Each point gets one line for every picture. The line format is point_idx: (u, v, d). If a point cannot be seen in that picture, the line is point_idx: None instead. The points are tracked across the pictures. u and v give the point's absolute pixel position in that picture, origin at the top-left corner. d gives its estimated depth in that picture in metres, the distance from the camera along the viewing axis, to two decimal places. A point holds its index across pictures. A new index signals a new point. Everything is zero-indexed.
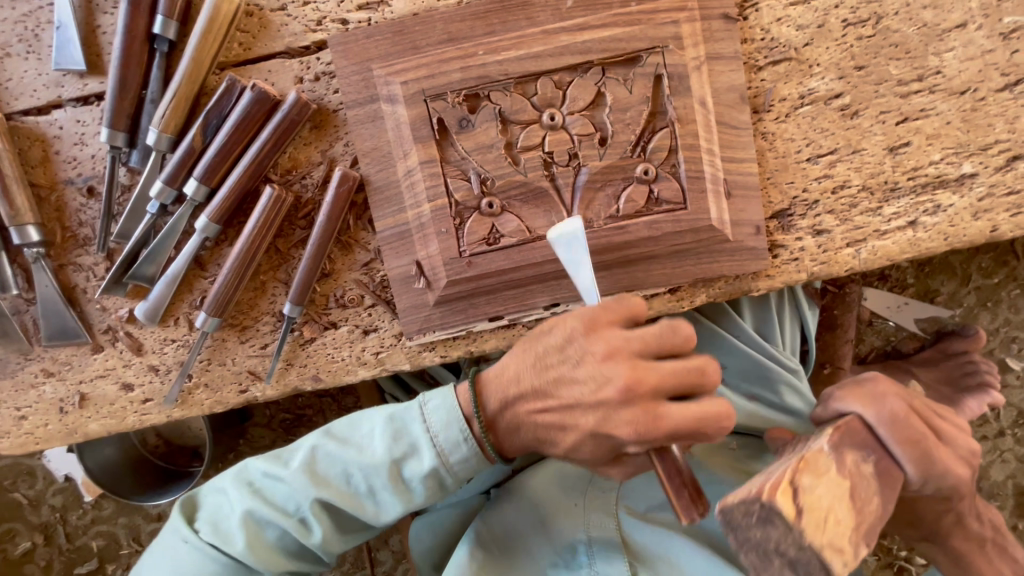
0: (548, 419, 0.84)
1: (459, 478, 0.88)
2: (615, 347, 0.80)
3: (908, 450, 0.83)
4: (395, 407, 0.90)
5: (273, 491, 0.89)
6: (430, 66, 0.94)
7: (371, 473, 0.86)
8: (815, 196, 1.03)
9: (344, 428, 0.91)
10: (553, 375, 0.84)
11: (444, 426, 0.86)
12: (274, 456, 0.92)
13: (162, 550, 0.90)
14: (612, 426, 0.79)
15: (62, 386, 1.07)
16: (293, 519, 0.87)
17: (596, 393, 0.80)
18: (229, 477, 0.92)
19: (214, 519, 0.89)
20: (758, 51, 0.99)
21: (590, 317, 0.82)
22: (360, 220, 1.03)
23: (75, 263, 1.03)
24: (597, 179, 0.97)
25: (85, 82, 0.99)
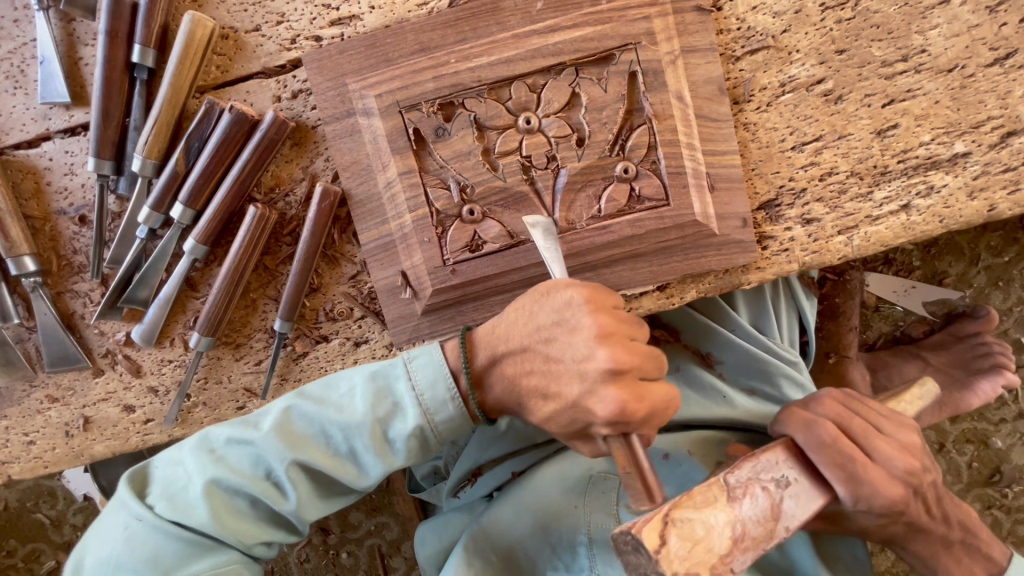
0: (534, 382, 0.85)
1: (444, 438, 0.87)
2: (609, 325, 0.81)
3: (838, 472, 0.86)
4: (376, 366, 0.88)
5: (237, 458, 0.84)
6: (404, 78, 0.94)
7: (352, 433, 0.84)
8: (803, 184, 1.01)
9: (319, 389, 0.88)
10: (543, 336, 0.84)
11: (430, 384, 0.84)
12: (237, 421, 0.87)
13: (111, 529, 0.84)
14: (595, 399, 0.79)
15: (67, 411, 1.10)
16: (266, 485, 0.83)
17: (582, 365, 0.81)
18: (188, 445, 0.87)
19: (171, 490, 0.83)
20: (734, 41, 0.98)
21: (591, 295, 0.82)
22: (344, 234, 1.04)
23: (72, 290, 1.06)
24: (577, 180, 0.96)
25: (71, 113, 1.02)
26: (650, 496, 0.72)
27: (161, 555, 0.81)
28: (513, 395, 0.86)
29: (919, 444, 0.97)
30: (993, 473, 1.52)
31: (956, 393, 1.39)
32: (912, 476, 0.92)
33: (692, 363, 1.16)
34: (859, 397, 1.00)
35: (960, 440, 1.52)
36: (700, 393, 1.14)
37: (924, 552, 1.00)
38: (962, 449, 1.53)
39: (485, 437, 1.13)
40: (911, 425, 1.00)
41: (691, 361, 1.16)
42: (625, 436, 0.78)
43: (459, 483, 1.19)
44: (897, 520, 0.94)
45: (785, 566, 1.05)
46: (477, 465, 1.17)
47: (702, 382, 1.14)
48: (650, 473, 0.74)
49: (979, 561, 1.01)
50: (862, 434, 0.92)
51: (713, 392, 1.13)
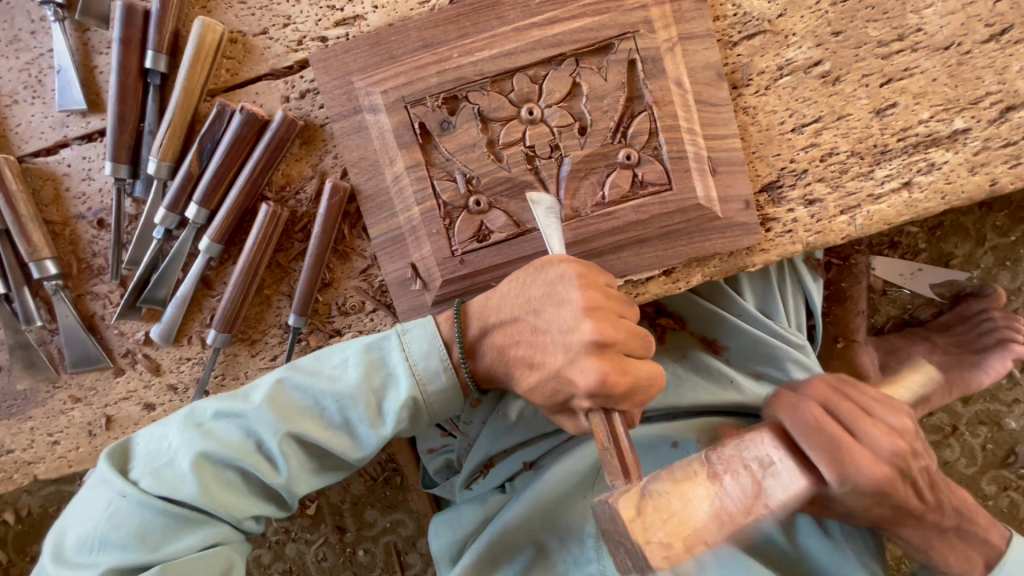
0: (520, 353, 0.88)
1: (435, 408, 0.90)
2: (596, 299, 0.83)
3: (819, 449, 0.83)
4: (368, 339, 0.90)
5: (226, 432, 0.85)
6: (409, 73, 0.96)
7: (345, 404, 0.86)
8: (804, 166, 1.02)
9: (311, 361, 0.90)
10: (534, 307, 0.86)
11: (425, 354, 0.88)
12: (225, 396, 0.89)
13: (92, 509, 0.84)
14: (575, 369, 0.82)
15: (90, 410, 1.13)
16: (257, 458, 0.85)
17: (568, 335, 0.84)
18: (173, 421, 0.88)
19: (157, 466, 0.84)
20: (731, 27, 0.99)
21: (585, 271, 0.85)
22: (354, 229, 1.06)
23: (91, 292, 1.09)
24: (581, 168, 0.98)
25: (88, 120, 1.05)
26: (625, 462, 0.74)
27: (150, 530, 0.82)
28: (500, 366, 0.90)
29: (912, 429, 0.98)
30: (1008, 455, 1.51)
31: (966, 373, 1.40)
32: (900, 458, 0.93)
33: (700, 348, 1.17)
34: (854, 383, 1.02)
35: (973, 422, 1.52)
36: (708, 378, 1.14)
37: (934, 530, 1.00)
38: (976, 431, 1.52)
39: (497, 429, 1.15)
40: (905, 411, 1.01)
41: (699, 347, 1.17)
42: (607, 411, 0.81)
43: (471, 474, 1.21)
44: (886, 501, 0.94)
45: (795, 554, 1.05)
46: (489, 456, 1.17)
47: (709, 367, 1.14)
48: (629, 450, 0.76)
49: (976, 545, 1.01)
50: (850, 418, 0.93)
51: (722, 377, 1.14)
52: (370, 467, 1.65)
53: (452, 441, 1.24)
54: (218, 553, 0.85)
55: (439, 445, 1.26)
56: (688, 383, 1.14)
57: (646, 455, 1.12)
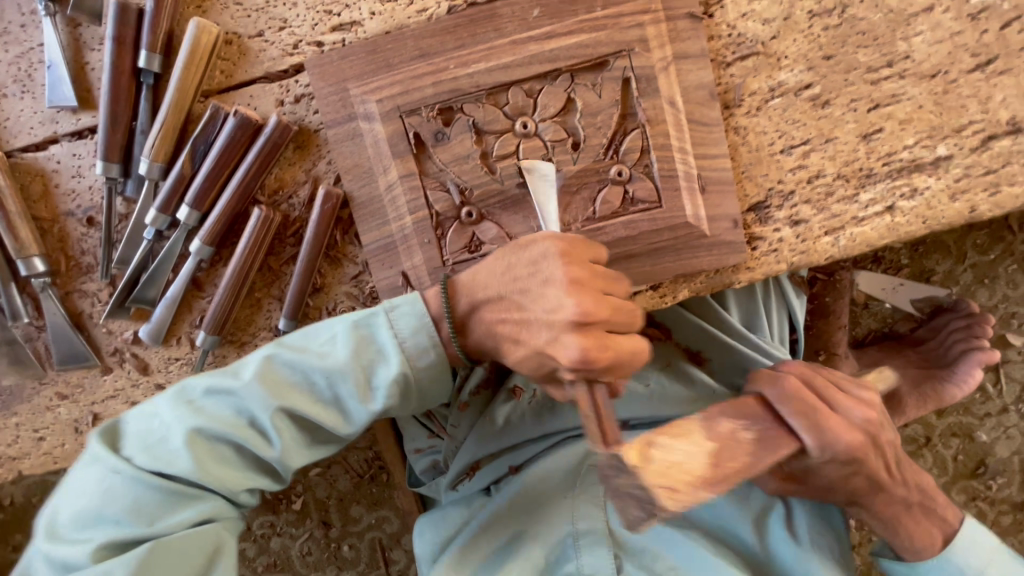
0: (501, 329, 0.87)
1: (425, 384, 0.90)
2: (575, 273, 0.82)
3: (799, 421, 0.88)
4: (357, 316, 0.89)
5: (219, 407, 0.85)
6: (404, 83, 0.97)
7: (335, 379, 0.86)
8: (791, 187, 1.04)
9: (299, 338, 0.89)
10: (513, 288, 0.85)
11: (413, 330, 0.87)
12: (216, 372, 0.89)
13: (88, 486, 0.84)
14: (559, 346, 0.80)
15: (76, 408, 1.13)
16: (251, 433, 0.85)
17: (550, 313, 0.81)
18: (165, 398, 0.87)
19: (151, 443, 0.84)
20: (725, 47, 1.00)
21: (564, 247, 0.84)
22: (346, 235, 1.07)
23: (80, 290, 1.09)
24: (573, 183, 0.99)
25: (79, 116, 1.04)
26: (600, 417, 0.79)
27: (146, 505, 0.83)
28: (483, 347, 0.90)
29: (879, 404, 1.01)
30: (978, 466, 1.57)
31: (938, 387, 1.41)
32: (871, 426, 0.95)
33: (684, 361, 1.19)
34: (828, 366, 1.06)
35: (945, 434, 1.57)
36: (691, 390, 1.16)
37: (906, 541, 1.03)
38: (949, 442, 1.57)
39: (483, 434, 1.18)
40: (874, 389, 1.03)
41: (684, 359, 1.19)
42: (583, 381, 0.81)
43: (457, 475, 1.22)
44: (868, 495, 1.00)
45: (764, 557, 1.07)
46: (475, 460, 1.19)
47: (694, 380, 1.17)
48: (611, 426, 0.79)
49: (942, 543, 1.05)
50: (826, 390, 0.95)
51: (705, 390, 1.16)
52: (356, 464, 1.67)
53: (439, 443, 1.26)
54: (210, 530, 0.85)
55: (426, 446, 1.27)
56: (671, 389, 1.14)
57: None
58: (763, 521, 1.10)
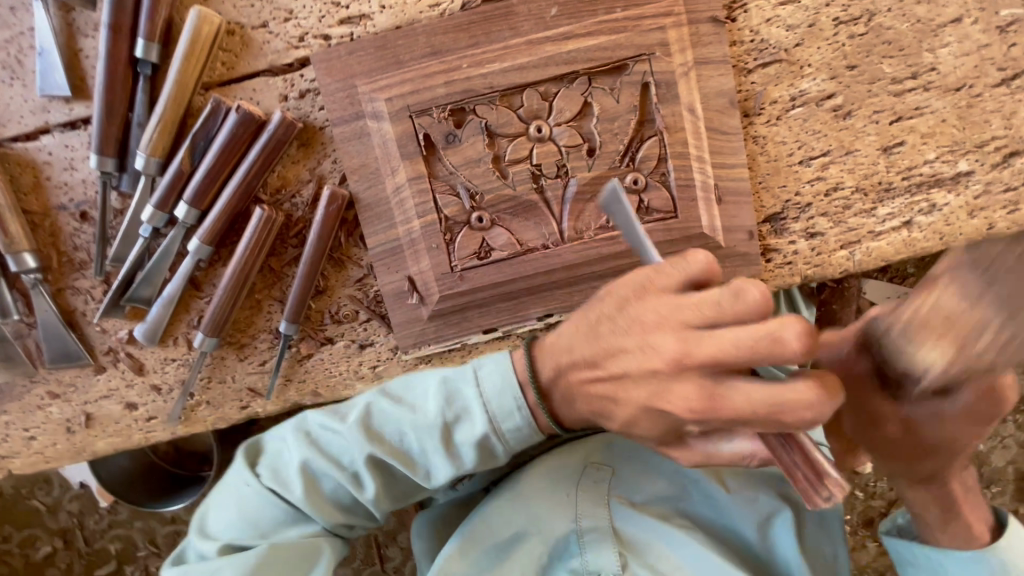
0: (599, 391, 0.77)
1: (513, 446, 0.84)
2: (669, 316, 0.69)
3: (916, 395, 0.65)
4: (447, 370, 0.86)
5: (329, 444, 0.85)
6: (415, 81, 0.93)
7: (425, 434, 0.83)
8: (808, 199, 1.02)
9: (400, 387, 0.88)
10: (603, 346, 0.75)
11: (498, 392, 0.82)
12: (331, 409, 0.89)
13: (223, 494, 0.87)
14: (669, 399, 0.70)
15: (68, 407, 1.10)
16: (348, 476, 0.84)
17: (645, 362, 0.71)
18: (290, 424, 0.90)
19: (276, 463, 0.86)
20: (747, 53, 0.96)
21: (640, 283, 0.73)
22: (351, 237, 1.03)
23: (72, 287, 1.05)
24: (587, 190, 0.96)
25: (71, 106, 0.99)
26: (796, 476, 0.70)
27: (261, 523, 0.84)
28: (592, 406, 0.79)
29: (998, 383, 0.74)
30: None
31: None
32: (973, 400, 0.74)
33: None
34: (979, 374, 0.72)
35: None
36: None
37: None
38: None
39: None
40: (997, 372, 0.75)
41: None
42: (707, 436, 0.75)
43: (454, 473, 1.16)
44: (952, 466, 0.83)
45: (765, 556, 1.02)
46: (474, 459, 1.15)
47: None
48: (768, 434, 0.70)
49: None
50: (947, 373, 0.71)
51: None
52: None
53: None
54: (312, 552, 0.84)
55: None
56: None
57: (634, 462, 1.09)
58: (767, 522, 1.03)
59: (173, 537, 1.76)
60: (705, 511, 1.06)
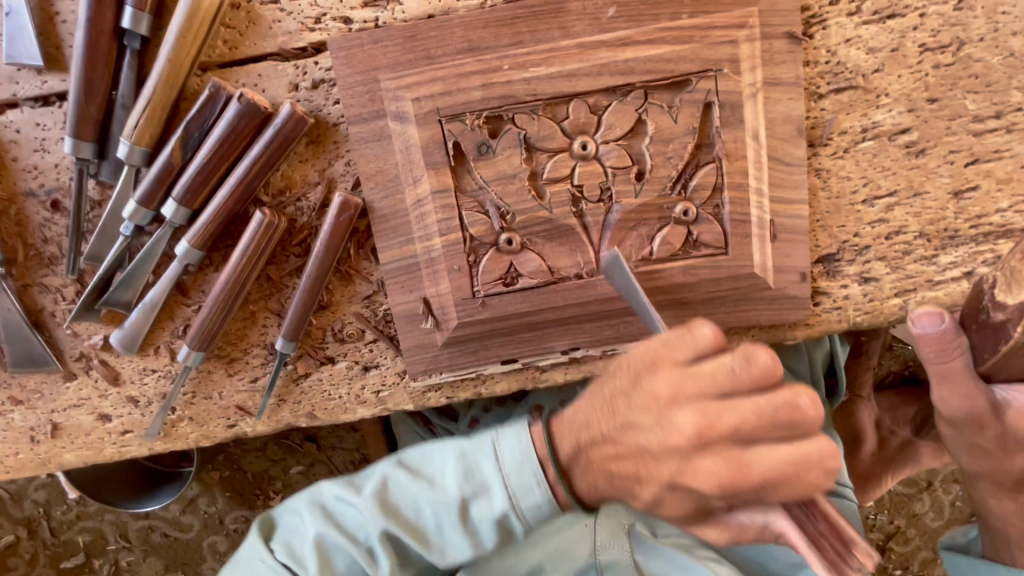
0: (620, 469, 0.70)
1: (535, 526, 0.75)
2: (682, 387, 0.64)
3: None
4: (466, 441, 0.78)
5: (345, 517, 0.81)
6: (448, 81, 0.82)
7: (441, 510, 0.76)
8: (867, 241, 0.93)
9: (417, 457, 0.81)
10: (620, 421, 0.69)
11: (518, 468, 0.72)
12: (348, 478, 0.84)
13: (236, 569, 0.84)
14: (692, 475, 0.64)
15: (32, 415, 0.99)
16: (362, 551, 0.78)
17: (664, 440, 0.65)
18: (304, 498, 0.85)
19: (290, 539, 0.83)
20: (820, 76, 0.86)
21: (650, 355, 0.67)
22: (361, 249, 0.92)
23: (40, 284, 0.93)
24: (630, 218, 0.86)
25: (44, 79, 0.86)
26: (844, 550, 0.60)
27: None
28: (616, 484, 0.72)
29: None
30: None
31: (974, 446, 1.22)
32: None
33: None
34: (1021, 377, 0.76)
35: (949, 480, 1.37)
36: None
37: None
38: None
39: None
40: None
41: None
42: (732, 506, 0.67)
43: None
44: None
45: None
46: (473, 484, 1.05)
47: None
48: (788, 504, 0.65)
49: None
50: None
51: None
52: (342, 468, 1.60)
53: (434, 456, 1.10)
54: None
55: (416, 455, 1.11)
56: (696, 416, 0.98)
57: None
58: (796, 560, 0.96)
59: (146, 533, 1.67)
60: (730, 542, 0.99)
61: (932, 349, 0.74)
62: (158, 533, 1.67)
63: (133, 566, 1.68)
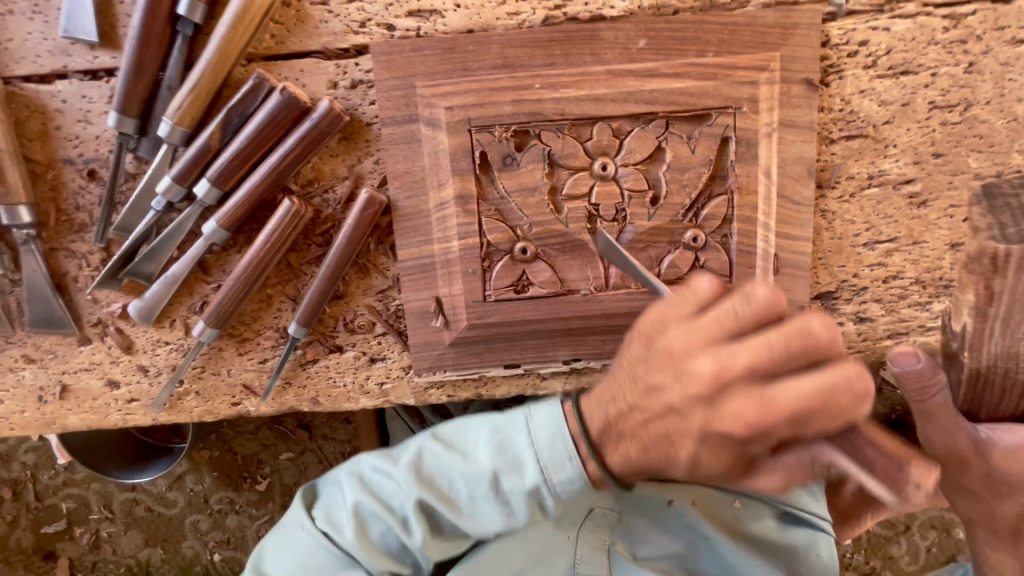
0: (658, 431, 0.69)
1: (566, 501, 0.77)
2: (691, 338, 0.63)
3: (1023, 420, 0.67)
4: (498, 418, 0.82)
5: (381, 487, 0.85)
6: (481, 94, 0.86)
7: (473, 481, 0.79)
8: (865, 283, 0.97)
9: (449, 431, 0.86)
10: (641, 386, 0.69)
11: (550, 442, 0.75)
12: (383, 451, 0.89)
13: (282, 535, 0.89)
14: (721, 422, 0.62)
15: (43, 374, 1.01)
16: (396, 519, 0.83)
17: (682, 394, 0.64)
18: (344, 468, 0.90)
19: (332, 506, 0.88)
20: (833, 123, 0.91)
21: (656, 319, 0.67)
22: (381, 245, 0.95)
23: (67, 249, 0.96)
24: (642, 240, 0.90)
25: (95, 55, 0.90)
26: (894, 467, 0.56)
27: (313, 564, 0.85)
28: (650, 453, 0.71)
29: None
30: None
31: None
32: None
33: None
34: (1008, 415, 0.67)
35: (926, 524, 1.41)
36: None
37: None
38: None
39: None
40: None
41: None
42: (777, 449, 0.67)
43: None
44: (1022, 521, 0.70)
45: None
46: None
47: None
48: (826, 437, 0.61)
49: None
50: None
51: None
52: (332, 457, 1.62)
53: None
54: None
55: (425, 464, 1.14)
56: None
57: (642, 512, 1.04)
58: None
59: (130, 505, 1.68)
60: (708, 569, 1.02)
61: (910, 387, 0.66)
62: (142, 506, 1.68)
63: (113, 537, 1.69)
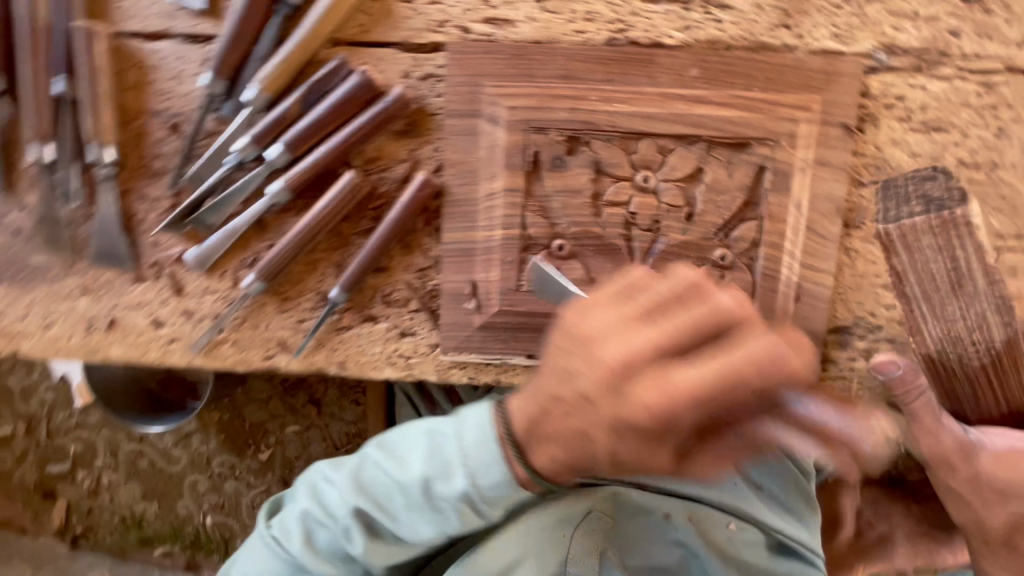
0: (572, 424, 0.67)
1: (495, 501, 0.77)
2: (616, 321, 0.64)
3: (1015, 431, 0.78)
4: (434, 423, 0.83)
5: (325, 496, 0.88)
6: (541, 98, 0.93)
7: (404, 487, 0.81)
8: (881, 322, 1.01)
9: (391, 439, 0.88)
10: (558, 374, 0.67)
11: (476, 446, 0.76)
12: (334, 461, 0.94)
13: (248, 547, 0.94)
14: (632, 406, 0.61)
15: (95, 306, 1.08)
16: (339, 528, 0.86)
17: (593, 377, 0.63)
18: (303, 478, 0.95)
19: (285, 516, 0.91)
20: (865, 167, 0.96)
21: (578, 304, 0.68)
22: (428, 226, 1.02)
23: (140, 192, 1.04)
24: (674, 251, 0.95)
25: (197, 21, 0.99)
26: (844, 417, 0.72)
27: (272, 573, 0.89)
28: (572, 451, 0.70)
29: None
30: None
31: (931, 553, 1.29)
32: None
33: None
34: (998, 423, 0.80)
35: None
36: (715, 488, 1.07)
37: None
38: None
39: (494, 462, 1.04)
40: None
41: None
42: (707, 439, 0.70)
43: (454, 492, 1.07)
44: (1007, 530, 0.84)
45: None
46: None
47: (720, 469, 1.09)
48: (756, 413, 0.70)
49: None
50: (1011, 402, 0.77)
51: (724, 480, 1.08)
52: (337, 435, 1.66)
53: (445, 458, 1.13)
54: None
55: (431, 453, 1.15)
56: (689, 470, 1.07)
57: (638, 523, 1.06)
58: None
59: (134, 456, 1.72)
60: None
61: (899, 390, 0.81)
62: (146, 459, 1.72)
63: (113, 486, 1.73)
